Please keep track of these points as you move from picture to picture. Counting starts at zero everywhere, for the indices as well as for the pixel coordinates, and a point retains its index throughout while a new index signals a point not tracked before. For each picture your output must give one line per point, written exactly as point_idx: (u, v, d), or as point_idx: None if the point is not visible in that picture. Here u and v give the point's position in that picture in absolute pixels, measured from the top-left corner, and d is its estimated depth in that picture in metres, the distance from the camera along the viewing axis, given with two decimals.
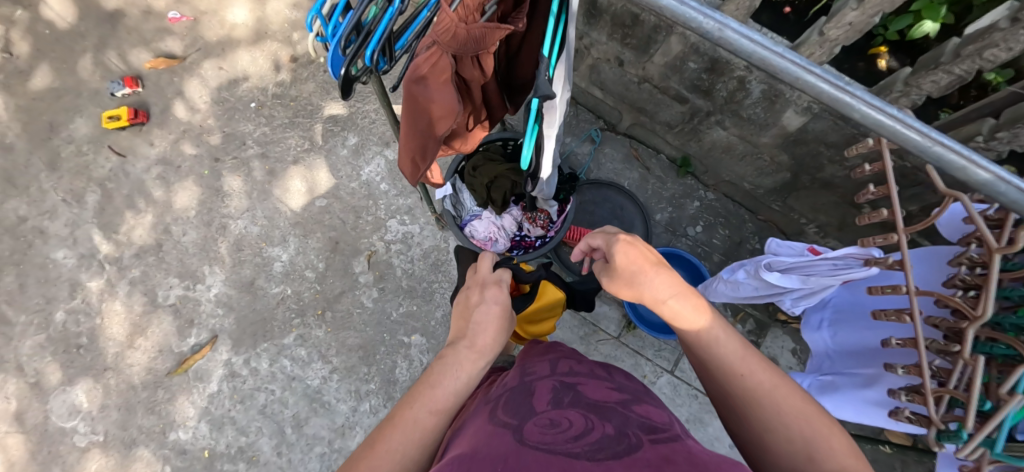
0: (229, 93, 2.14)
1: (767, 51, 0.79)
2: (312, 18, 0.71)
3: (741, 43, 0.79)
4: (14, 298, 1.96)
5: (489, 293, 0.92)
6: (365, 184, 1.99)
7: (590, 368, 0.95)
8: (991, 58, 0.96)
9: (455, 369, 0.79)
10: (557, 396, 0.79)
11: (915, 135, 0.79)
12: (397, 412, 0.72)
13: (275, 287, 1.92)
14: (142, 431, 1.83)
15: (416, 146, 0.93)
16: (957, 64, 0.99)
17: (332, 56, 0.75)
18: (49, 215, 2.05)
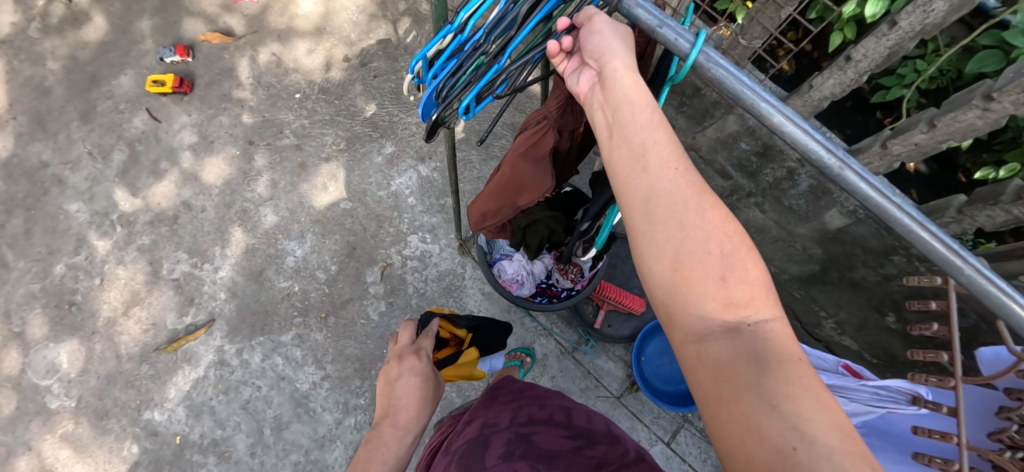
0: (277, 80, 2.14)
1: (884, 199, 0.66)
2: (416, 62, 0.75)
3: (860, 187, 0.66)
4: (17, 243, 1.92)
5: (407, 365, 1.10)
6: (393, 195, 1.98)
7: (551, 412, 0.97)
8: None
9: (382, 450, 0.93)
10: (508, 449, 0.83)
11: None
12: None
13: (283, 282, 1.89)
14: (116, 404, 1.77)
15: (496, 208, 1.06)
16: (1017, 206, 1.00)
17: (424, 97, 0.79)
18: (72, 165, 2.02)
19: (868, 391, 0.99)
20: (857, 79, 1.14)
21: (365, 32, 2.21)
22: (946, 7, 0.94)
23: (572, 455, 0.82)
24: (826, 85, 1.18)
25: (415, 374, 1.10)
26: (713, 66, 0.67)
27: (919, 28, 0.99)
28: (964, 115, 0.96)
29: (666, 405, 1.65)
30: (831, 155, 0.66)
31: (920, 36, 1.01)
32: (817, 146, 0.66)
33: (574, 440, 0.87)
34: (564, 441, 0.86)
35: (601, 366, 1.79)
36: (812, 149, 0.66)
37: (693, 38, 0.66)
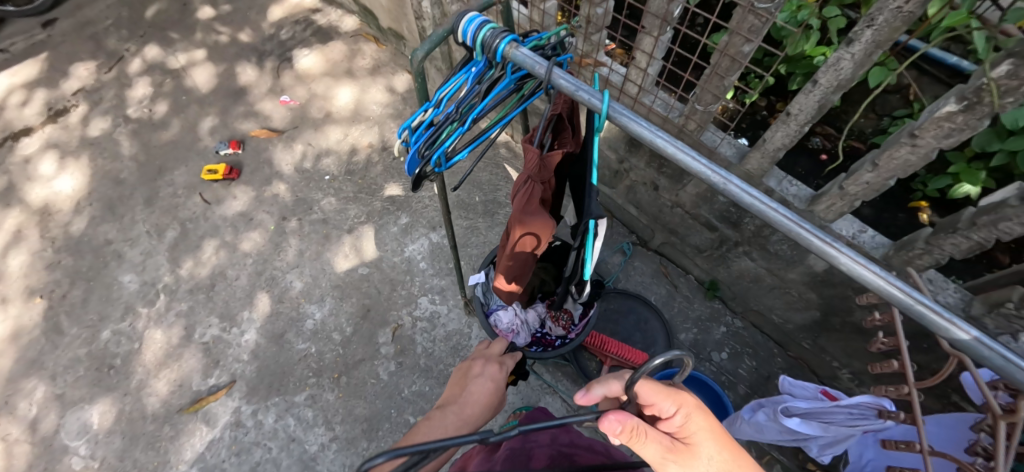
0: (311, 165, 2.45)
1: (762, 205, 0.71)
2: (403, 129, 0.89)
3: (743, 198, 0.72)
4: (74, 311, 2.14)
5: (488, 369, 1.05)
6: (406, 260, 2.14)
7: (591, 444, 1.07)
8: (1007, 230, 0.93)
9: (438, 429, 0.88)
10: (553, 462, 0.93)
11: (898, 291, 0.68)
12: None
13: (301, 343, 2.00)
14: (135, 465, 1.83)
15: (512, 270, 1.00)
16: (974, 231, 0.96)
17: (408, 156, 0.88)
18: (131, 242, 2.30)
19: (844, 412, 1.14)
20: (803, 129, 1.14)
21: (388, 123, 2.55)
22: (854, 65, 0.93)
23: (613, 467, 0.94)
24: (775, 138, 1.18)
25: (491, 379, 1.03)
26: (616, 113, 0.74)
27: (836, 84, 0.98)
28: (897, 151, 0.97)
29: None
30: (714, 173, 0.72)
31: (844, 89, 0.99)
32: (706, 170, 0.72)
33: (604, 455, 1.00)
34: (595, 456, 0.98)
35: None
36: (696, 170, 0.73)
37: (601, 97, 0.73)
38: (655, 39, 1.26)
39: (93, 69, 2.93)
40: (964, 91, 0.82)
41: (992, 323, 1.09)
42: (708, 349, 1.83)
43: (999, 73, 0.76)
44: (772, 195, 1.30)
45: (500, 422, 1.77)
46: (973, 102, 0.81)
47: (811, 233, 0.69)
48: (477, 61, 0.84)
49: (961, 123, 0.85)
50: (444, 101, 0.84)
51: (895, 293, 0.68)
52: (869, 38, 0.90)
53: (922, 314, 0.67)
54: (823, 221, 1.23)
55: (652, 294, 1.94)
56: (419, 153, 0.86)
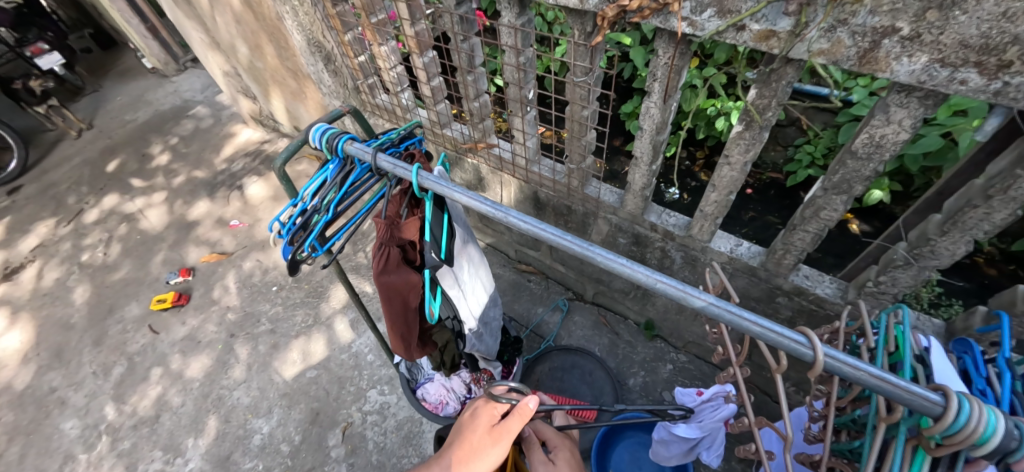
0: (259, 279, 2.52)
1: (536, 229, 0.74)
2: (274, 221, 0.96)
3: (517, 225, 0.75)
4: (10, 469, 2.04)
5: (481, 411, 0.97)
6: (354, 355, 2.15)
7: None
8: (828, 217, 1.04)
9: None
10: None
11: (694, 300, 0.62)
12: None
13: (248, 462, 1.92)
14: None
15: (400, 327, 1.07)
16: (806, 224, 1.08)
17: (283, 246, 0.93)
18: (75, 385, 2.26)
19: (708, 408, 1.25)
20: (654, 170, 1.25)
21: None
22: (659, 108, 1.07)
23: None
24: (636, 179, 1.29)
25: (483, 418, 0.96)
26: (424, 180, 0.83)
27: (654, 128, 1.12)
28: (722, 171, 1.12)
29: None
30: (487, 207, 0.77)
31: (663, 129, 1.13)
32: (486, 210, 0.77)
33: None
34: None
35: None
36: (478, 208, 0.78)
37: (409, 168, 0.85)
38: (521, 118, 1.41)
39: (50, 226, 3.06)
40: (740, 114, 0.99)
41: (867, 306, 1.14)
42: (658, 390, 1.82)
43: (753, 96, 0.94)
44: (656, 228, 1.41)
45: None
46: (749, 120, 0.99)
47: (557, 238, 0.71)
48: (332, 160, 0.96)
49: (751, 137, 1.01)
50: (308, 196, 0.93)
51: (636, 277, 0.66)
52: (659, 92, 1.04)
53: (666, 292, 0.64)
54: (703, 242, 1.33)
55: (596, 345, 1.96)
56: (290, 242, 0.92)
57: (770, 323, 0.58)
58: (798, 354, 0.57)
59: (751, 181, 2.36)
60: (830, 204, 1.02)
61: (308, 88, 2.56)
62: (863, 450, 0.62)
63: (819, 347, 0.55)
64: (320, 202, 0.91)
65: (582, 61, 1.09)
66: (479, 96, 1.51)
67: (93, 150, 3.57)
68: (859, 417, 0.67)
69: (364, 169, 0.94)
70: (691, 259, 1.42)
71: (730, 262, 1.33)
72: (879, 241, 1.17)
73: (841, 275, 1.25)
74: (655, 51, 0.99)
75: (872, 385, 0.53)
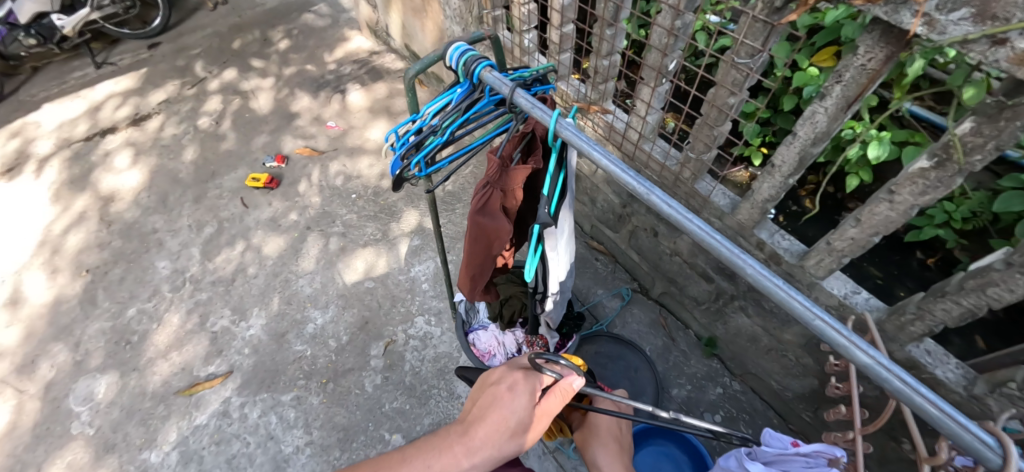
0: (343, 183, 2.63)
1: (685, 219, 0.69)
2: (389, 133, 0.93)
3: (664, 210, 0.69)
4: (110, 287, 2.34)
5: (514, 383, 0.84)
6: (411, 279, 2.21)
7: None
8: (996, 296, 0.92)
9: (431, 455, 0.69)
10: None
11: (864, 359, 0.60)
12: None
13: (299, 345, 2.07)
14: (124, 439, 1.91)
15: (476, 269, 1.06)
16: (962, 295, 0.96)
17: (393, 161, 0.91)
18: (172, 232, 2.52)
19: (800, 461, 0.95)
20: (788, 183, 1.15)
21: None
22: (827, 118, 0.99)
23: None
24: (762, 189, 1.19)
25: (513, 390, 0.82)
26: (562, 128, 0.78)
27: (814, 136, 1.02)
28: (877, 207, 1.00)
29: None
30: (636, 183, 0.71)
31: (822, 140, 1.03)
32: (629, 181, 0.72)
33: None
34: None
35: None
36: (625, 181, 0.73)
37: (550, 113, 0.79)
38: (652, 89, 1.29)
39: (178, 85, 3.33)
40: (933, 148, 0.87)
41: (992, 403, 1.01)
42: (701, 410, 1.72)
43: (964, 130, 0.82)
44: (763, 247, 1.28)
45: None
46: (943, 158, 0.85)
47: (717, 242, 0.67)
48: (462, 84, 0.92)
49: (936, 180, 0.88)
50: (430, 113, 0.90)
51: (794, 306, 0.63)
52: (838, 96, 0.95)
53: (822, 332, 0.61)
54: (814, 278, 1.20)
55: (648, 345, 1.88)
56: (401, 157, 0.89)
57: (961, 414, 0.55)
58: (979, 454, 0.54)
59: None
60: (1008, 282, 0.89)
61: (431, 8, 2.52)
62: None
63: (1015, 459, 0.52)
64: (441, 122, 0.87)
65: (754, 40, 0.96)
66: (610, 54, 1.40)
67: (226, 23, 3.80)
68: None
69: (491, 101, 0.90)
70: None
71: (838, 306, 1.20)
72: None
73: (970, 363, 1.10)
74: (855, 49, 0.89)
75: None
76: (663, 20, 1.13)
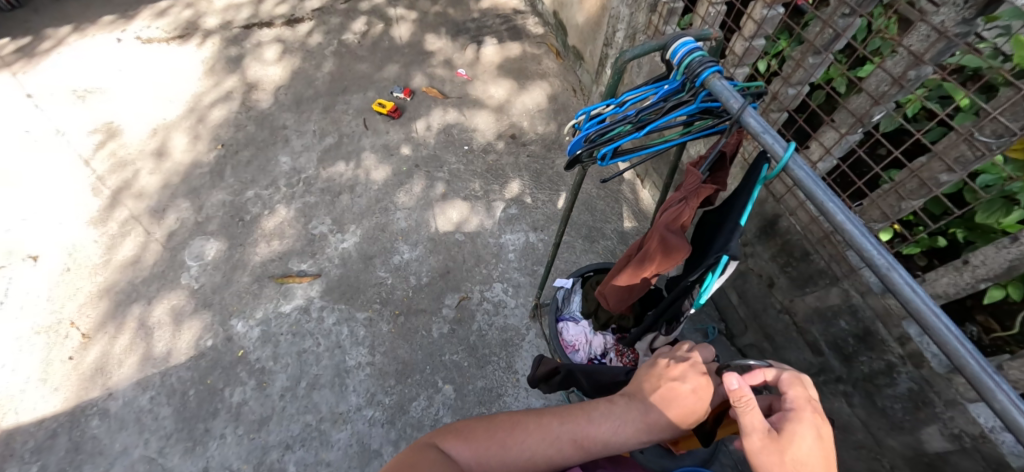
0: (458, 133, 2.69)
1: (925, 305, 0.67)
2: (581, 113, 0.99)
3: (903, 289, 0.68)
4: (237, 165, 2.57)
5: (692, 375, 0.82)
6: (499, 245, 2.25)
7: None
8: None
9: (618, 421, 0.79)
10: None
11: None
12: (549, 416, 0.78)
13: (382, 272, 2.19)
14: (220, 303, 2.13)
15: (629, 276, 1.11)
16: None
17: (576, 138, 0.99)
18: (298, 133, 2.70)
19: None
20: (974, 285, 1.23)
21: (538, 125, 2.73)
22: None
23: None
24: (939, 282, 1.30)
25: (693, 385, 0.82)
26: (792, 166, 0.78)
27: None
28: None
29: None
30: (880, 254, 0.70)
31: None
32: (865, 246, 0.72)
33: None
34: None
35: None
36: (864, 245, 0.72)
37: (786, 147, 0.79)
38: (842, 134, 1.45)
39: None
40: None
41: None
42: None
43: None
44: (906, 342, 1.29)
45: None
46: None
47: (971, 355, 0.62)
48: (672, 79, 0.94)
49: None
50: (628, 102, 0.95)
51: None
52: None
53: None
54: (960, 396, 1.20)
55: None
56: (586, 137, 0.97)
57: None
58: None
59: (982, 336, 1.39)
60: None
61: None
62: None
63: None
64: (636, 114, 0.92)
65: (1013, 119, 1.05)
66: None
67: None
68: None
69: (696, 106, 0.92)
70: (919, 397, 1.30)
71: (977, 435, 1.18)
72: None
73: None
74: None
75: None
76: (895, 65, 1.27)
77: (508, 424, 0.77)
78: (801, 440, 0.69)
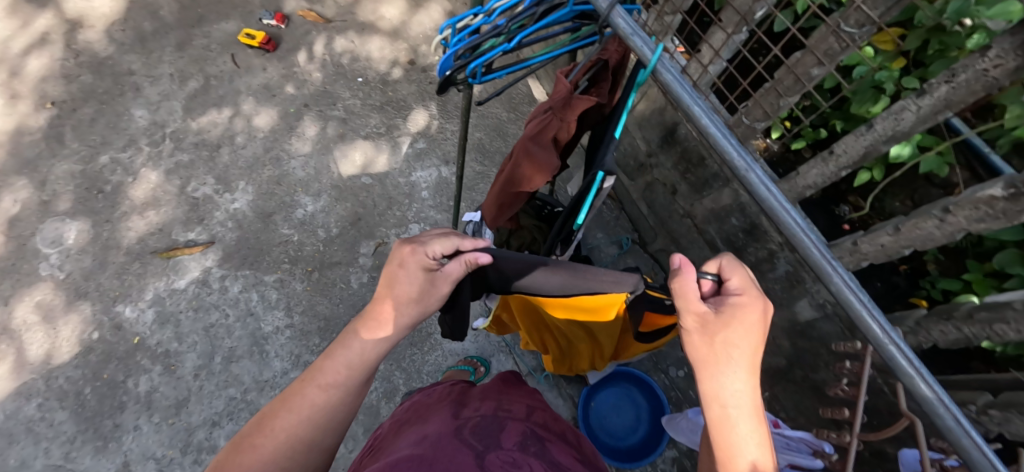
0: (348, 63, 2.40)
1: (780, 205, 0.75)
2: (446, 25, 0.88)
3: (760, 190, 0.75)
4: (80, 126, 2.14)
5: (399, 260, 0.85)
6: (411, 184, 2.12)
7: (565, 428, 0.91)
8: (999, 332, 1.06)
9: (347, 343, 0.84)
10: (524, 441, 0.77)
11: (904, 364, 0.71)
12: (292, 390, 0.82)
13: (286, 229, 2.01)
14: (98, 290, 1.87)
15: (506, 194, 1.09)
16: (967, 323, 1.10)
17: (444, 56, 0.88)
18: (152, 79, 2.28)
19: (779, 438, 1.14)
20: (838, 173, 1.29)
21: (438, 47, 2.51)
22: (914, 118, 1.08)
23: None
24: (810, 174, 1.36)
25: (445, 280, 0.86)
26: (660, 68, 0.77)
27: (890, 133, 1.12)
28: (924, 223, 1.11)
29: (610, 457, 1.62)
30: (741, 157, 0.75)
31: (892, 141, 1.14)
32: (732, 154, 0.76)
33: (534, 459, 0.73)
34: (523, 463, 0.70)
35: (550, 399, 1.80)
36: (728, 150, 0.77)
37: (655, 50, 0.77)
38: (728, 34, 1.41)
39: None
40: (1014, 179, 0.93)
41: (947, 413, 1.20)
42: (668, 363, 1.84)
43: None
44: None
45: (449, 363, 1.83)
46: (1021, 192, 0.93)
47: (817, 248, 0.73)
48: None
49: (1000, 210, 0.97)
50: (496, 11, 0.85)
51: (874, 330, 0.72)
52: (937, 97, 1.02)
53: (893, 357, 0.71)
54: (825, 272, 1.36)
55: None
56: (455, 55, 0.87)
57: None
58: None
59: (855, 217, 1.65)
60: (1016, 321, 1.02)
61: None
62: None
63: None
64: (506, 24, 0.83)
65: (875, 10, 1.07)
66: None
67: None
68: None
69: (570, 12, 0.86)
70: (794, 277, 1.45)
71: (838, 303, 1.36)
72: (1012, 372, 1.16)
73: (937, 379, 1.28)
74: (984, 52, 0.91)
75: None
76: None
77: (257, 423, 0.80)
78: (737, 326, 0.72)
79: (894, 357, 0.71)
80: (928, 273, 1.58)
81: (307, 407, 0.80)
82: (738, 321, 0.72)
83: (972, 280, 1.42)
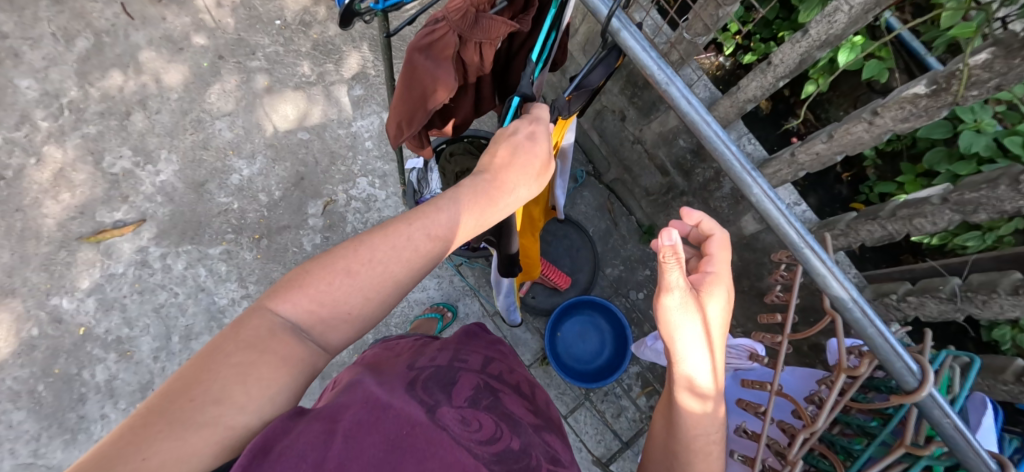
0: (260, 4, 2.13)
1: (698, 118, 0.93)
2: None
3: (680, 102, 0.93)
4: None
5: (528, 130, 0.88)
6: (352, 135, 2.00)
7: (517, 380, 0.96)
8: (919, 225, 1.11)
9: (456, 208, 0.76)
10: (476, 395, 0.80)
11: (820, 266, 0.85)
12: (395, 223, 0.70)
13: (223, 197, 1.88)
14: (25, 285, 1.73)
15: (404, 112, 1.02)
16: (891, 221, 1.15)
17: None
18: (32, 42, 1.98)
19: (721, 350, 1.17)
20: (775, 84, 1.27)
21: None
22: (847, 19, 1.07)
23: (473, 451, 0.65)
24: (749, 87, 1.30)
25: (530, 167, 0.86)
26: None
27: (824, 38, 1.11)
28: (854, 127, 1.13)
29: (574, 380, 1.71)
30: (660, 71, 0.93)
31: (825, 46, 1.13)
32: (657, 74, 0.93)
33: (483, 414, 0.75)
34: (472, 421, 0.72)
35: (518, 335, 1.86)
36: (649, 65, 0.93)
37: None
38: None
39: None
40: (937, 75, 0.96)
41: (872, 306, 1.28)
42: (627, 287, 1.93)
43: (977, 62, 0.89)
44: None
45: (415, 313, 1.84)
46: (940, 88, 0.96)
47: (734, 158, 0.90)
48: None
49: (922, 107, 1.01)
50: None
51: (792, 236, 0.87)
52: None
53: (808, 259, 0.86)
54: None
55: (592, 226, 1.99)
56: None
57: (898, 343, 0.76)
58: (906, 378, 0.75)
59: (801, 128, 1.70)
60: (934, 215, 1.07)
61: None
62: (862, 455, 0.78)
63: (929, 376, 0.72)
64: None
65: None
66: None
67: None
68: (868, 427, 0.82)
69: None
70: (739, 193, 1.49)
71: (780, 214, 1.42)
72: (926, 263, 1.26)
73: (865, 274, 1.37)
74: None
75: (903, 378, 0.75)
76: None
77: (340, 245, 0.67)
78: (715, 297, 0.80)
79: (808, 258, 0.85)
80: (866, 179, 1.68)
81: (408, 259, 0.69)
82: (713, 294, 0.80)
83: (906, 181, 1.52)
